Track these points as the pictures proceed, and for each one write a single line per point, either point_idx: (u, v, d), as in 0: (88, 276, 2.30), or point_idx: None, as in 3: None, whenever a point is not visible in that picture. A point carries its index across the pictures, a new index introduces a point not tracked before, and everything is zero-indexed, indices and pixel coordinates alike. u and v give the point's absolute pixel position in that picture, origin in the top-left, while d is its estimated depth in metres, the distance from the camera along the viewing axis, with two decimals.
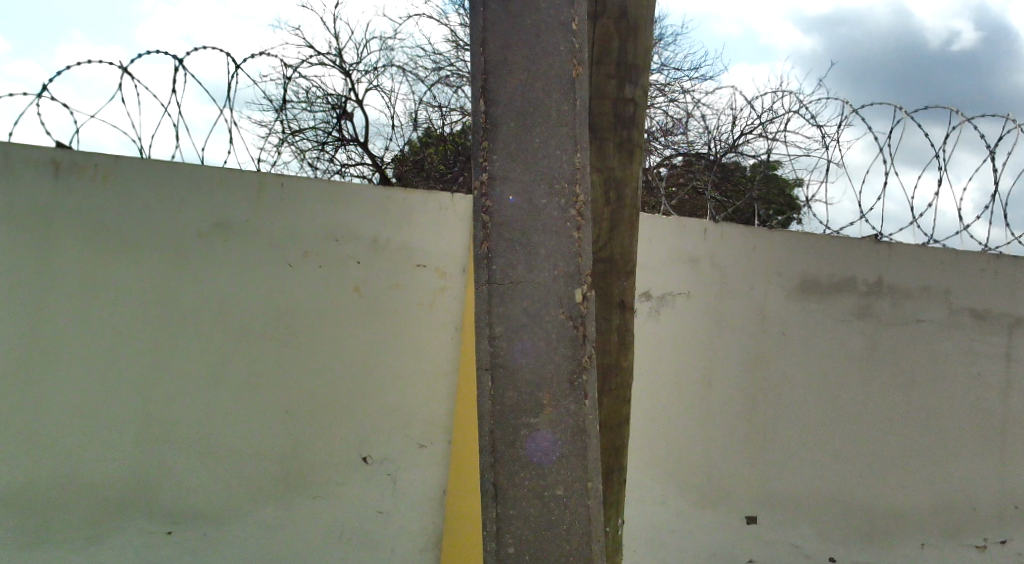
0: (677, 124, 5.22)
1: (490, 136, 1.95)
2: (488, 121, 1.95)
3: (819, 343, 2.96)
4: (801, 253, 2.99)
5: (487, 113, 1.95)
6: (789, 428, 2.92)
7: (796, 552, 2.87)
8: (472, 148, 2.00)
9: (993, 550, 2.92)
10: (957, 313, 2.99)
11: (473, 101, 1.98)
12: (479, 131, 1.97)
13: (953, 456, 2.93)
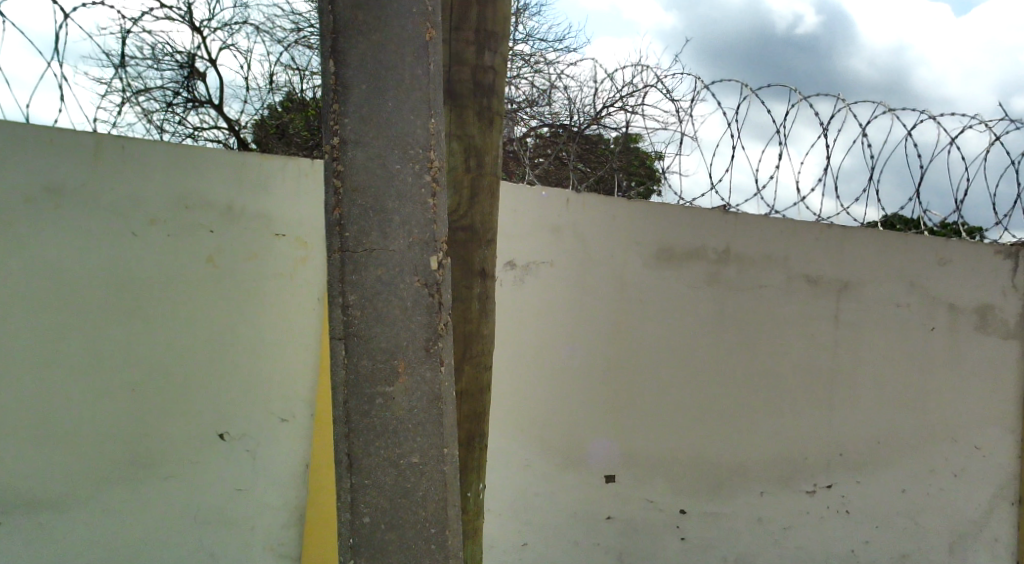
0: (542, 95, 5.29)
1: (341, 99, 1.88)
2: (337, 83, 1.88)
3: (674, 308, 3.10)
4: (656, 223, 3.12)
5: (337, 75, 1.88)
6: (644, 391, 3.06)
7: (649, 507, 3.04)
8: (325, 110, 1.93)
9: (822, 494, 3.03)
10: (794, 278, 3.11)
11: (322, 62, 1.90)
12: (329, 94, 1.90)
13: (792, 410, 3.06)
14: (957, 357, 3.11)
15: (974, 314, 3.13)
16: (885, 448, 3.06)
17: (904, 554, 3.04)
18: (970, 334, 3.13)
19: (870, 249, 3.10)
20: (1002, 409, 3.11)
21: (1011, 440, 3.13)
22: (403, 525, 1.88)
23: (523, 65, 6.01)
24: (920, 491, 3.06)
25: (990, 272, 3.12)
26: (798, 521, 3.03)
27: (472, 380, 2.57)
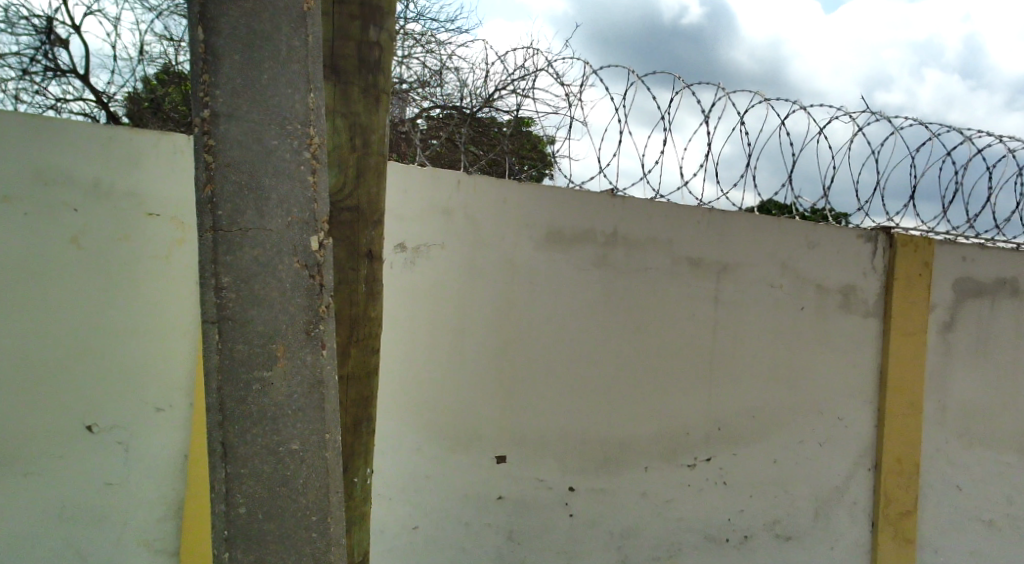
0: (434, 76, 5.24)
1: (211, 68, 1.74)
2: (208, 51, 1.74)
3: (563, 290, 3.15)
4: (547, 206, 3.15)
5: (207, 43, 1.73)
6: (535, 372, 3.10)
7: (539, 486, 3.08)
8: (193, 79, 1.78)
9: (701, 468, 3.16)
10: (678, 261, 3.22)
11: (190, 27, 1.74)
12: (197, 63, 1.75)
13: (675, 388, 3.18)
14: (824, 333, 3.22)
15: (839, 293, 3.24)
16: (761, 421, 3.19)
17: (775, 520, 3.17)
18: (834, 313, 3.23)
19: (748, 232, 3.23)
20: (861, 383, 3.23)
21: (868, 410, 3.23)
22: (282, 514, 1.83)
23: (417, 45, 5.92)
24: (790, 461, 3.19)
25: (853, 252, 3.25)
26: (679, 493, 3.15)
27: (359, 364, 2.47)
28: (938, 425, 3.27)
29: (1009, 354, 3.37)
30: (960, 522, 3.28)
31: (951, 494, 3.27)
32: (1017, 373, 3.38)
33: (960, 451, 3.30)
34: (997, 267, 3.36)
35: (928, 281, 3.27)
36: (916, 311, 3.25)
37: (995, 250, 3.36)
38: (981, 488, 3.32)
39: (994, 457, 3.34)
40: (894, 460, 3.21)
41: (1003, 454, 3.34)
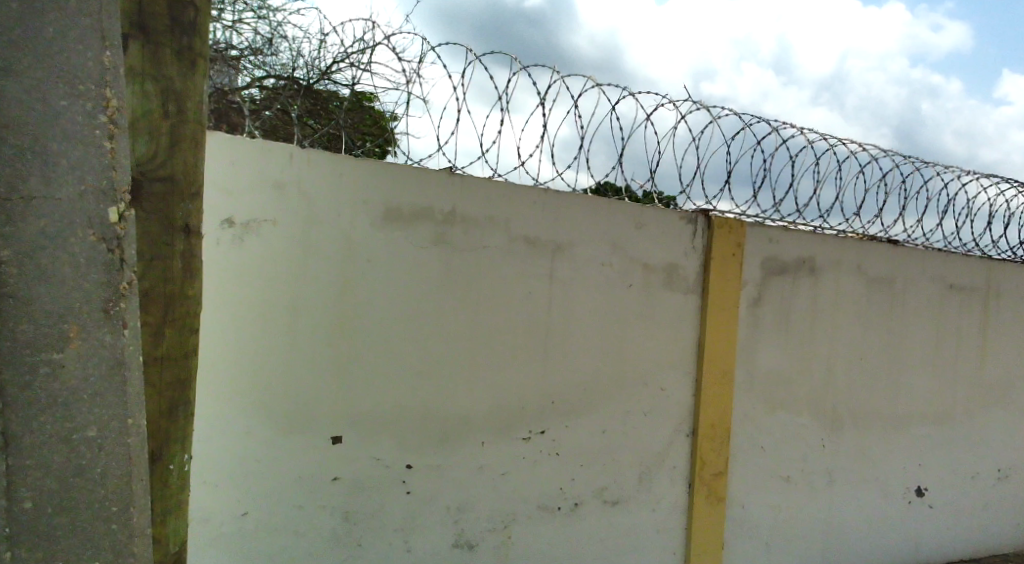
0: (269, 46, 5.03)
1: None
2: None
3: (401, 268, 3.12)
4: (383, 182, 3.09)
5: None
6: (372, 350, 3.06)
7: (376, 465, 3.06)
8: None
9: (535, 440, 3.26)
10: (515, 240, 3.28)
11: None
12: None
13: (512, 363, 3.25)
14: (649, 309, 3.41)
15: (663, 272, 3.43)
16: (592, 394, 3.33)
17: (603, 488, 3.33)
18: (658, 290, 3.43)
19: (580, 213, 3.34)
20: (681, 355, 3.45)
21: (687, 381, 3.46)
22: (76, 507, 1.63)
23: (254, 15, 5.66)
24: (617, 431, 3.36)
25: (677, 233, 3.45)
26: (514, 466, 3.24)
27: (177, 345, 2.10)
28: (747, 393, 3.56)
29: (807, 327, 3.71)
30: (764, 481, 3.60)
31: (756, 455, 3.58)
32: (815, 344, 3.73)
33: (766, 416, 3.60)
34: (799, 248, 3.68)
35: (740, 261, 3.54)
36: (729, 288, 3.51)
37: (798, 231, 3.66)
38: (783, 449, 3.65)
39: (794, 421, 3.67)
40: (709, 427, 3.46)
41: (801, 418, 3.69)
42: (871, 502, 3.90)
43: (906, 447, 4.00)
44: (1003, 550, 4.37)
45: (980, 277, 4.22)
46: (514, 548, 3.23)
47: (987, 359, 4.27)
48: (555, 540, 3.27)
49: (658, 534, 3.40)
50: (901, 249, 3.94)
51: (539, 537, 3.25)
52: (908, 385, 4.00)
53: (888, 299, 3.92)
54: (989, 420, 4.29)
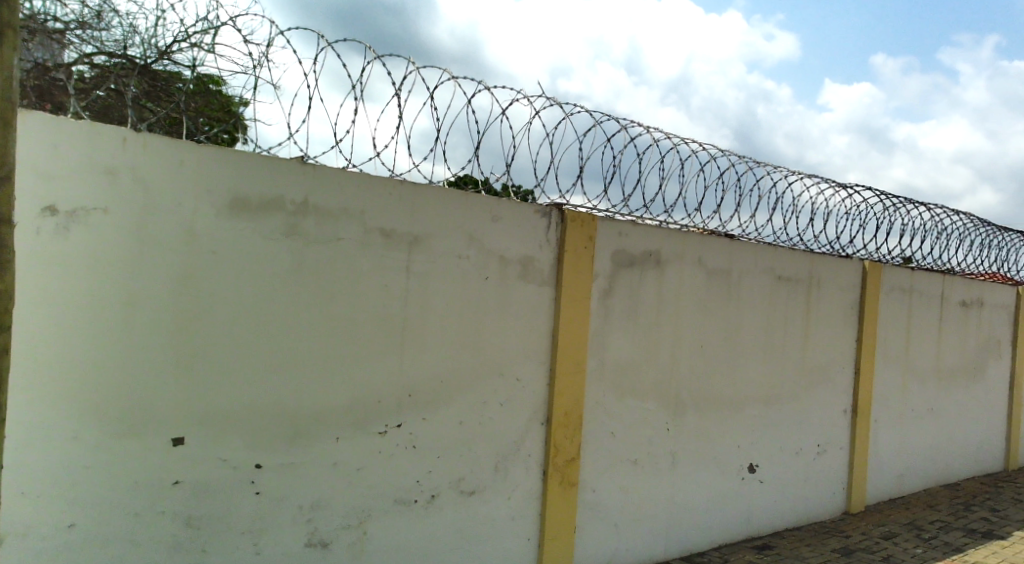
0: (99, 19, 4.64)
1: None
2: None
3: (250, 259, 2.95)
4: (229, 169, 2.91)
5: None
6: (217, 346, 2.90)
7: (222, 466, 2.91)
8: None
9: (391, 434, 3.23)
10: (370, 231, 3.20)
11: None
12: None
13: (367, 357, 3.20)
14: (505, 301, 3.46)
15: (518, 264, 3.49)
16: (448, 385, 3.34)
17: (460, 478, 3.36)
18: (514, 282, 3.48)
19: (437, 206, 3.33)
20: (536, 346, 3.53)
21: (542, 371, 3.55)
22: None
23: None
24: (474, 422, 3.39)
25: (531, 227, 3.52)
26: (370, 460, 3.19)
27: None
28: (598, 381, 3.70)
29: (653, 317, 3.90)
30: (614, 464, 3.76)
31: (607, 440, 3.73)
32: (660, 333, 3.93)
33: (615, 402, 3.76)
34: (645, 241, 3.85)
35: (592, 253, 3.66)
36: (582, 280, 3.63)
37: (644, 225, 3.83)
38: (632, 433, 3.83)
39: (641, 406, 3.86)
40: (562, 414, 3.57)
41: (648, 403, 3.88)
42: (710, 480, 4.17)
43: (741, 427, 4.31)
44: (822, 517, 4.80)
45: (803, 268, 4.59)
46: (369, 543, 3.18)
47: (809, 344, 4.66)
48: (410, 533, 3.26)
49: (513, 521, 3.47)
50: (736, 242, 4.22)
51: (394, 531, 3.23)
52: (744, 370, 4.31)
53: (725, 289, 4.19)
54: (812, 399, 4.69)
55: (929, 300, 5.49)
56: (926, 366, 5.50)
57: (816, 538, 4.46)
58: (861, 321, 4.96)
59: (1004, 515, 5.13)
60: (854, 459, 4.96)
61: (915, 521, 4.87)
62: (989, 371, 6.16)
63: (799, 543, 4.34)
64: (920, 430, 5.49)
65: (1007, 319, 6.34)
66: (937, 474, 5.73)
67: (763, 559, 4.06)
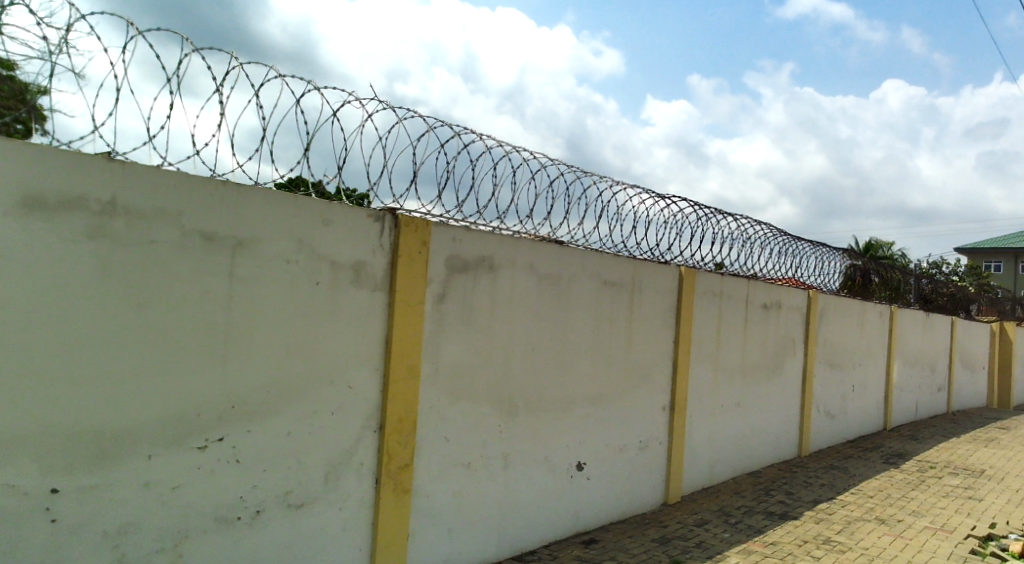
0: None
1: None
2: None
3: (47, 261, 2.60)
4: (20, 161, 2.54)
5: None
6: (5, 359, 2.51)
7: (13, 497, 2.52)
8: None
9: (212, 448, 3.02)
10: (189, 234, 2.95)
11: None
12: None
13: (186, 367, 2.94)
14: (335, 307, 3.37)
15: (350, 269, 3.42)
16: (274, 395, 3.19)
17: (287, 491, 3.23)
18: (345, 288, 3.40)
19: (262, 208, 3.16)
20: (368, 352, 3.48)
21: (374, 377, 3.50)
22: None
23: None
24: (302, 432, 3.28)
25: (363, 231, 3.45)
26: (188, 478, 2.95)
27: None
28: (432, 386, 3.71)
29: (486, 321, 3.96)
30: (447, 468, 3.78)
31: (441, 445, 3.75)
32: (493, 336, 4.00)
33: (449, 406, 3.79)
34: (478, 247, 3.90)
35: (425, 258, 3.66)
36: (416, 285, 3.61)
37: (477, 231, 3.89)
38: (465, 437, 3.87)
39: (475, 409, 3.91)
40: (396, 420, 3.53)
41: (482, 406, 3.94)
42: (541, 479, 4.30)
43: (569, 426, 4.47)
44: (644, 509, 5.08)
45: (626, 274, 4.84)
46: None
47: (631, 346, 4.93)
48: (233, 552, 3.06)
49: (343, 532, 3.38)
50: (565, 248, 4.38)
51: (215, 552, 3.02)
52: (574, 371, 4.49)
53: (554, 294, 4.34)
54: (634, 397, 4.97)
55: (735, 303, 5.98)
56: (733, 364, 5.99)
57: (639, 528, 4.73)
58: (677, 324, 5.31)
59: (796, 497, 5.69)
60: (671, 453, 5.30)
61: (723, 507, 5.28)
62: (785, 367, 6.80)
63: (622, 536, 4.57)
64: (729, 423, 5.98)
65: (801, 320, 7.04)
66: (745, 463, 6.26)
67: (589, 552, 4.25)
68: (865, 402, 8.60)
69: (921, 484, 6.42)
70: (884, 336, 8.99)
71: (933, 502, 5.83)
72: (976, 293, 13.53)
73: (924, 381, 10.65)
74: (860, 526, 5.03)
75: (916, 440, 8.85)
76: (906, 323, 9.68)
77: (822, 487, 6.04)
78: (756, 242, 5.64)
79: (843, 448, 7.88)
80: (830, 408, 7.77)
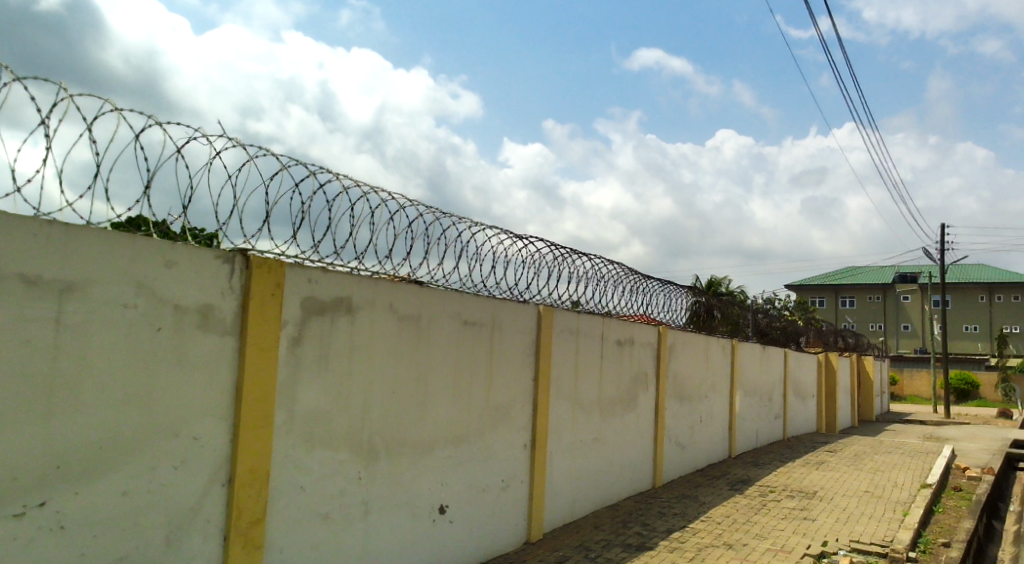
0: None
1: None
2: None
3: None
4: None
5: None
6: None
7: None
8: None
9: (31, 516, 2.65)
10: (8, 278, 2.61)
11: None
12: None
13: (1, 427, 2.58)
14: (179, 354, 3.15)
15: (196, 314, 3.21)
16: (108, 452, 2.90)
17: (123, 557, 2.92)
18: (189, 334, 3.19)
19: (97, 248, 2.87)
20: (215, 401, 3.28)
21: (222, 428, 3.30)
22: None
23: None
24: (140, 491, 3.00)
25: (211, 272, 3.27)
26: (3, 552, 2.57)
27: None
28: (286, 434, 3.55)
29: (344, 364, 3.86)
30: (302, 521, 3.61)
31: (295, 495, 3.58)
32: (353, 380, 3.91)
33: (305, 455, 3.64)
34: (335, 288, 3.82)
35: (279, 301, 3.53)
36: (268, 329, 3.46)
37: (334, 273, 3.80)
38: (322, 486, 3.72)
39: (332, 456, 3.78)
40: (247, 472, 3.34)
41: (339, 453, 3.82)
42: (402, 526, 4.19)
43: (430, 468, 4.41)
44: (506, 548, 5.07)
45: (486, 313, 4.89)
46: None
47: (493, 385, 4.97)
48: None
49: None
50: (424, 289, 4.37)
51: None
52: (435, 413, 4.45)
53: (415, 335, 4.30)
54: (496, 436, 5.00)
55: (592, 340, 6.19)
56: (590, 399, 6.17)
57: None
58: (536, 362, 5.42)
59: (651, 527, 5.90)
60: (533, 490, 5.35)
61: (583, 542, 5.37)
62: (639, 402, 7.08)
63: None
64: (588, 458, 6.14)
65: (652, 355, 7.39)
66: (604, 496, 6.42)
67: None
68: (712, 431, 9.10)
69: (763, 508, 6.86)
70: (727, 368, 9.59)
71: (775, 524, 6.24)
72: (805, 326, 14.74)
73: (764, 410, 11.44)
74: (709, 552, 5.28)
75: (757, 465, 9.46)
76: (746, 356, 10.40)
77: (675, 516, 6.31)
78: (609, 282, 5.90)
79: (694, 477, 8.26)
80: (681, 439, 8.15)
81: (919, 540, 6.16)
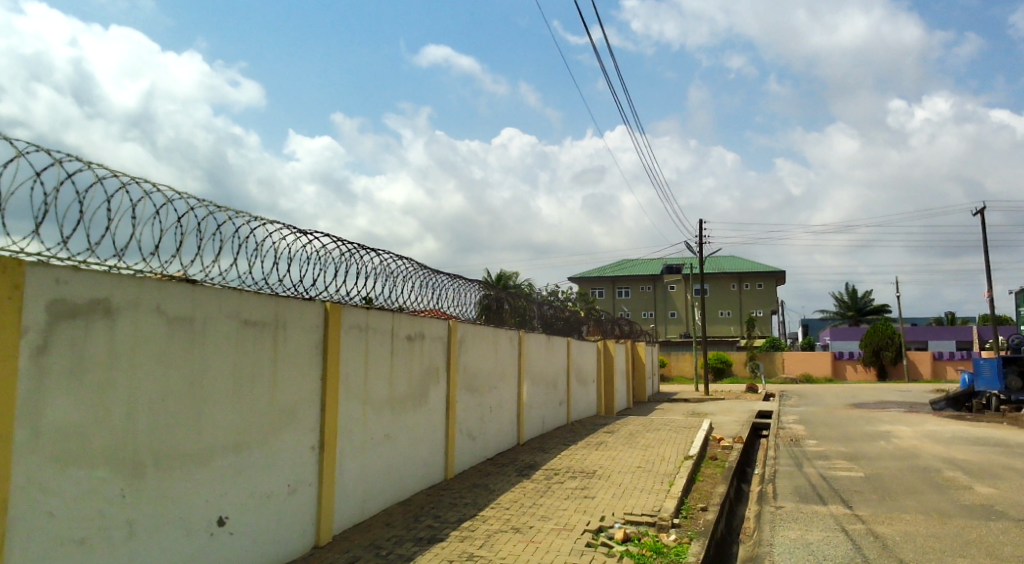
0: None
1: None
2: None
3: None
4: None
5: None
6: None
7: None
8: None
9: None
10: None
11: None
12: None
13: None
14: None
15: None
16: None
17: None
18: None
19: None
20: None
21: None
22: None
23: None
24: None
25: None
26: None
27: None
28: (27, 454, 3.15)
29: (102, 373, 3.51)
30: (50, 551, 3.22)
31: (41, 521, 3.19)
32: (113, 390, 3.56)
33: (52, 476, 3.25)
34: (90, 289, 3.45)
35: (18, 304, 3.12)
36: (5, 337, 3.05)
37: (87, 273, 3.43)
38: (75, 509, 3.35)
39: (87, 475, 3.41)
40: None
41: (96, 471, 3.46)
42: (172, 544, 3.89)
43: (206, 479, 4.14)
44: (294, 555, 4.89)
45: (268, 312, 4.69)
46: None
47: (277, 387, 4.78)
48: None
49: None
50: (198, 288, 4.09)
51: None
52: (210, 420, 4.19)
53: (186, 337, 4.01)
54: (281, 440, 4.81)
55: (381, 336, 6.15)
56: (381, 397, 6.14)
57: None
58: (324, 361, 5.28)
59: (443, 519, 6.00)
60: (322, 493, 5.22)
61: (374, 541, 5.33)
62: (430, 396, 7.16)
63: None
64: (380, 455, 6.10)
65: (443, 349, 7.50)
66: (396, 493, 6.41)
67: None
68: (500, 420, 9.41)
69: (548, 490, 7.23)
70: (514, 358, 9.96)
71: (557, 504, 6.61)
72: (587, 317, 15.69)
73: (549, 396, 12.02)
74: (498, 538, 5.46)
75: (544, 450, 9.93)
76: (532, 346, 10.87)
77: (465, 506, 6.46)
78: (399, 277, 5.92)
79: (484, 466, 8.49)
80: (471, 429, 8.34)
81: (684, 506, 6.85)
